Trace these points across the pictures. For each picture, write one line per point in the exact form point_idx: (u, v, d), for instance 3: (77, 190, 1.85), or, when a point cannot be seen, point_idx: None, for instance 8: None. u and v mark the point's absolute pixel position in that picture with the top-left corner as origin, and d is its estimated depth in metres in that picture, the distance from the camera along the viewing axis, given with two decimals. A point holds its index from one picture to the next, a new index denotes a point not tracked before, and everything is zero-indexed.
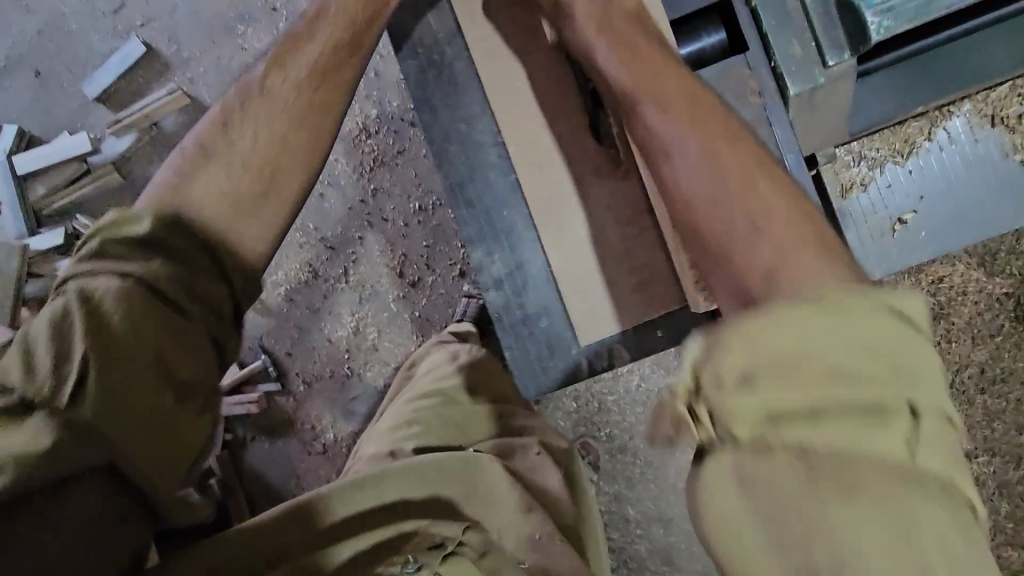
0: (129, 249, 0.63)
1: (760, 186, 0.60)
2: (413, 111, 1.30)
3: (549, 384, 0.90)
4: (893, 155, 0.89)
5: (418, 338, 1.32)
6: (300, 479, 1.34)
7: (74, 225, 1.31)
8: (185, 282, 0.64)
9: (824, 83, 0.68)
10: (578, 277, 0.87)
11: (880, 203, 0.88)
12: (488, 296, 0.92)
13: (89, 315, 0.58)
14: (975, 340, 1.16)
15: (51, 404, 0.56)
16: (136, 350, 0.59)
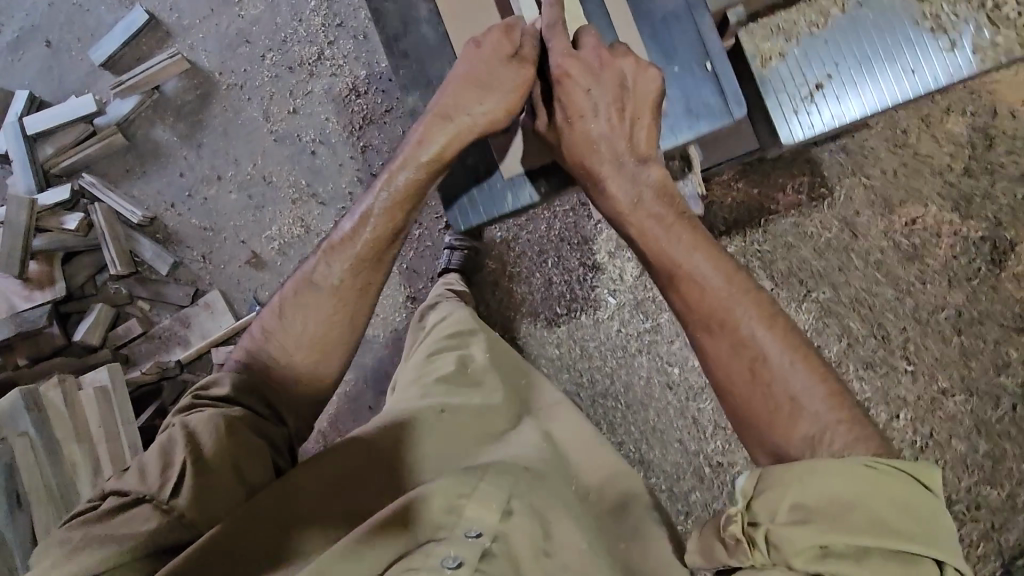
0: (214, 404, 0.76)
1: (700, 252, 0.78)
2: None
3: (475, 212, 0.93)
4: (812, 25, 0.87)
5: (406, 289, 1.36)
6: None
7: (79, 182, 1.39)
8: (254, 418, 0.76)
9: None
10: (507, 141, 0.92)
11: (800, 70, 0.87)
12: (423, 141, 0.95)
13: (189, 441, 0.70)
14: (950, 282, 1.16)
15: (156, 496, 0.68)
16: (217, 464, 0.70)
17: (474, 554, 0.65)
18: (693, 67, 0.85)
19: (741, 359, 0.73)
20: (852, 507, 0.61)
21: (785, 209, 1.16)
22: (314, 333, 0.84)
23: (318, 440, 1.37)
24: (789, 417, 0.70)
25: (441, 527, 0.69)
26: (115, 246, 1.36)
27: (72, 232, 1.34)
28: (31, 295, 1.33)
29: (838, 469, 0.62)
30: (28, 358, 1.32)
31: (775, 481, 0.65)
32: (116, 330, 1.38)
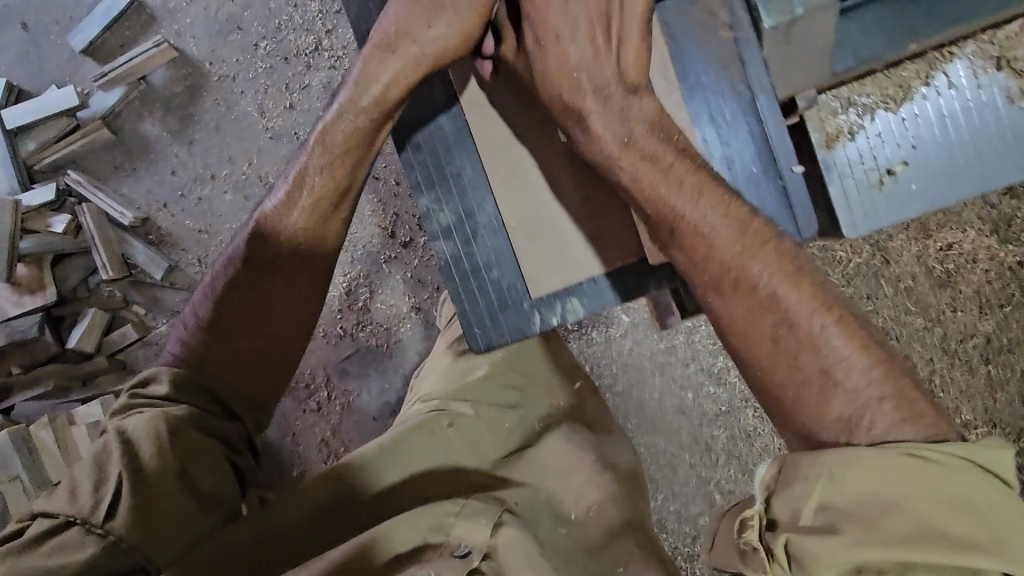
0: (154, 403, 0.72)
1: (702, 195, 0.67)
2: None
3: (500, 335, 0.82)
4: (885, 101, 0.83)
5: (410, 300, 1.31)
6: (296, 436, 1.36)
7: (65, 180, 1.31)
8: (201, 416, 0.71)
9: (802, 13, 0.68)
10: (531, 233, 0.81)
11: (869, 152, 0.82)
12: (436, 245, 0.83)
13: (124, 448, 0.66)
14: (982, 309, 1.11)
15: (88, 520, 0.63)
16: (161, 473, 0.66)
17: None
18: (757, 175, 0.75)
19: (761, 326, 0.65)
20: (894, 502, 0.54)
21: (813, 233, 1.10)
22: (254, 305, 0.77)
23: (322, 450, 1.35)
24: (820, 394, 0.63)
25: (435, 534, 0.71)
26: (106, 250, 1.29)
27: (60, 236, 1.28)
28: (20, 301, 1.28)
29: (881, 461, 0.56)
30: (21, 366, 1.28)
31: (802, 475, 0.59)
32: (111, 336, 1.34)
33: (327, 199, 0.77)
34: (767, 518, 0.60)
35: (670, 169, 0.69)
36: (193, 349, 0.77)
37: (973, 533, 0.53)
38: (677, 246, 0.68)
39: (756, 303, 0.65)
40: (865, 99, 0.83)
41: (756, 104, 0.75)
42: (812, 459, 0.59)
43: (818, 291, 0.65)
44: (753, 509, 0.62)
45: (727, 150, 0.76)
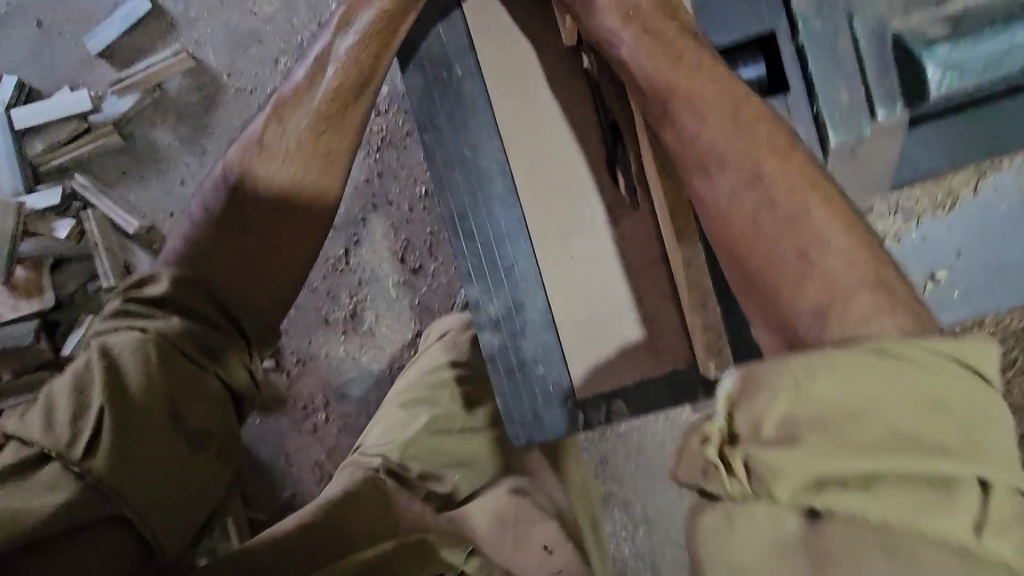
0: (146, 312, 0.73)
1: (710, 115, 0.71)
2: None
3: (542, 432, 0.87)
4: (934, 208, 0.95)
5: (416, 326, 1.30)
6: (290, 457, 1.34)
7: (71, 184, 1.28)
8: (197, 333, 0.72)
9: (870, 134, 0.71)
10: (580, 329, 0.90)
11: (915, 257, 0.95)
12: (484, 336, 0.87)
13: (107, 372, 0.66)
14: None
15: (66, 454, 0.63)
16: (149, 407, 0.66)
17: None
18: None
19: (772, 213, 0.68)
20: (868, 408, 0.45)
21: None
22: (286, 172, 0.82)
23: (316, 472, 1.33)
24: (800, 279, 0.64)
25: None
26: (107, 258, 1.27)
27: (63, 241, 1.26)
28: (16, 304, 1.25)
29: (865, 365, 0.46)
30: (12, 371, 1.25)
31: (762, 384, 0.48)
32: None
33: (371, 45, 0.83)
34: (729, 436, 0.49)
35: (694, 75, 0.72)
36: (197, 245, 0.80)
37: (1011, 551, 0.43)
38: (666, 128, 0.73)
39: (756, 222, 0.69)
40: (913, 204, 0.96)
41: None
42: (777, 364, 0.48)
43: (811, 173, 0.68)
44: (715, 425, 0.50)
45: None
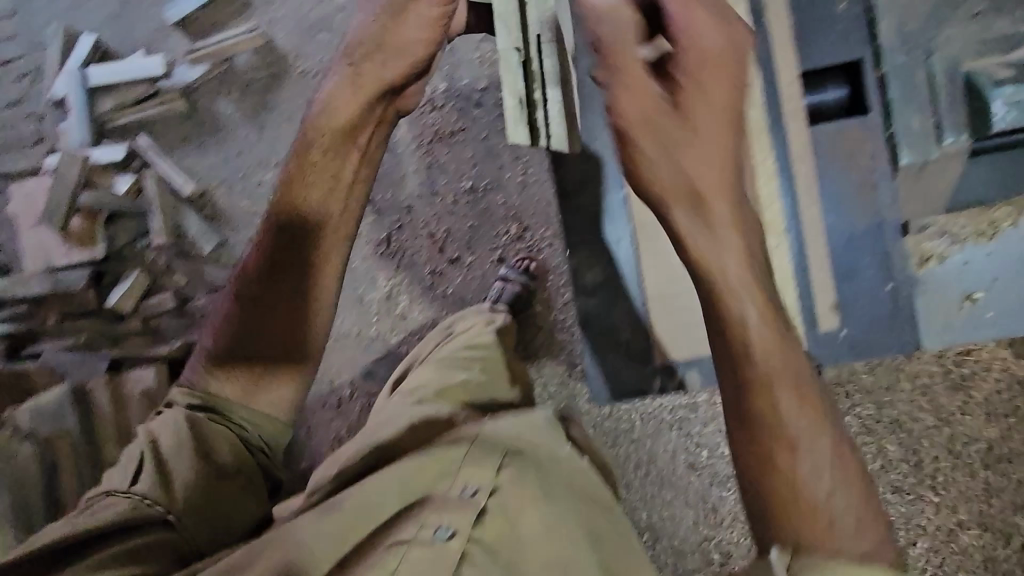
0: (195, 406, 0.87)
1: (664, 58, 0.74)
2: (482, 92, 1.32)
3: (621, 387, 0.96)
4: (978, 234, 0.95)
5: (446, 315, 1.34)
6: (310, 428, 1.38)
7: (134, 143, 1.35)
8: (266, 271, 0.86)
9: (935, 157, 0.85)
10: (666, 300, 0.93)
11: (953, 278, 0.93)
12: (579, 297, 0.95)
13: (192, 439, 0.82)
14: (989, 416, 1.16)
15: (138, 503, 0.76)
16: (224, 467, 0.82)
17: (465, 524, 0.74)
18: (874, 289, 0.85)
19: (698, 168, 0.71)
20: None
21: None
22: (332, 185, 0.89)
23: (334, 446, 1.37)
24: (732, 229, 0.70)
25: (440, 485, 0.79)
26: (161, 216, 1.32)
27: (120, 195, 1.31)
28: (70, 252, 1.30)
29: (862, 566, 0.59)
30: (58, 315, 1.30)
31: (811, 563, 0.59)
32: (148, 300, 1.35)
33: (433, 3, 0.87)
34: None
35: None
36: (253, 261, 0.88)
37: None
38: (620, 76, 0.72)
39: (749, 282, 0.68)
40: (960, 229, 0.96)
41: (884, 226, 0.84)
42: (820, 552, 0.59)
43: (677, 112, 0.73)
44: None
45: (851, 264, 0.85)
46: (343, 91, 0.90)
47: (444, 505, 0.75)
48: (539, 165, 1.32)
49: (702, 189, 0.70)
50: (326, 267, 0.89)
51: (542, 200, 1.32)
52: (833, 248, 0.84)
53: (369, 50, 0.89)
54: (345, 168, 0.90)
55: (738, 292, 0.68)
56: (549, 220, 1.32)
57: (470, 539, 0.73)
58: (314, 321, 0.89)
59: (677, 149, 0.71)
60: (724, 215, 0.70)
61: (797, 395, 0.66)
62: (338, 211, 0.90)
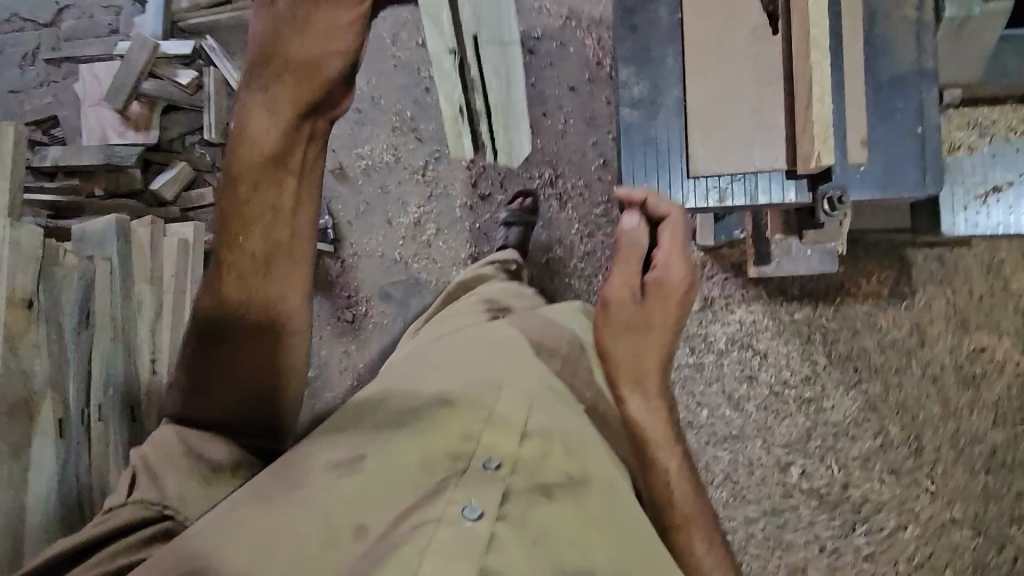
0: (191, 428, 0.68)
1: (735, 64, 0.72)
2: (536, 39, 1.37)
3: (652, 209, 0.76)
4: (1009, 130, 0.92)
5: (470, 249, 1.38)
6: (323, 339, 1.42)
7: (202, 43, 1.41)
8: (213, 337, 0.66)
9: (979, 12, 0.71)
10: (707, 116, 0.73)
11: (981, 168, 0.92)
12: (620, 113, 0.76)
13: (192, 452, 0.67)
14: (997, 420, 1.13)
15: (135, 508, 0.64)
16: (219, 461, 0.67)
17: (494, 504, 0.61)
18: (907, 130, 0.71)
19: (649, 318, 0.91)
20: None
21: (861, 297, 1.15)
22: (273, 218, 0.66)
23: (342, 359, 1.41)
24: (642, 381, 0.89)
25: (459, 459, 0.66)
26: (215, 113, 1.38)
27: (182, 88, 1.38)
28: (125, 134, 1.37)
29: None
30: (103, 190, 1.37)
31: None
32: (189, 192, 1.41)
33: None
34: None
35: None
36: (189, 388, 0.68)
37: None
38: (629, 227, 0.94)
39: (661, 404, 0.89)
40: (988, 121, 0.92)
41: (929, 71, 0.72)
42: None
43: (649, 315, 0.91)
44: None
45: (889, 108, 0.72)
46: (260, 97, 0.64)
47: (468, 480, 0.63)
48: (581, 117, 1.35)
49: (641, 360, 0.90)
50: (288, 292, 0.67)
51: (580, 150, 1.35)
52: (873, 84, 0.72)
53: (264, 7, 0.63)
54: (284, 197, 0.66)
55: (646, 416, 0.88)
56: (584, 171, 1.35)
57: (497, 517, 0.61)
58: (287, 360, 0.68)
59: (622, 335, 0.92)
60: (656, 392, 0.89)
61: (677, 469, 0.87)
62: (289, 236, 0.67)
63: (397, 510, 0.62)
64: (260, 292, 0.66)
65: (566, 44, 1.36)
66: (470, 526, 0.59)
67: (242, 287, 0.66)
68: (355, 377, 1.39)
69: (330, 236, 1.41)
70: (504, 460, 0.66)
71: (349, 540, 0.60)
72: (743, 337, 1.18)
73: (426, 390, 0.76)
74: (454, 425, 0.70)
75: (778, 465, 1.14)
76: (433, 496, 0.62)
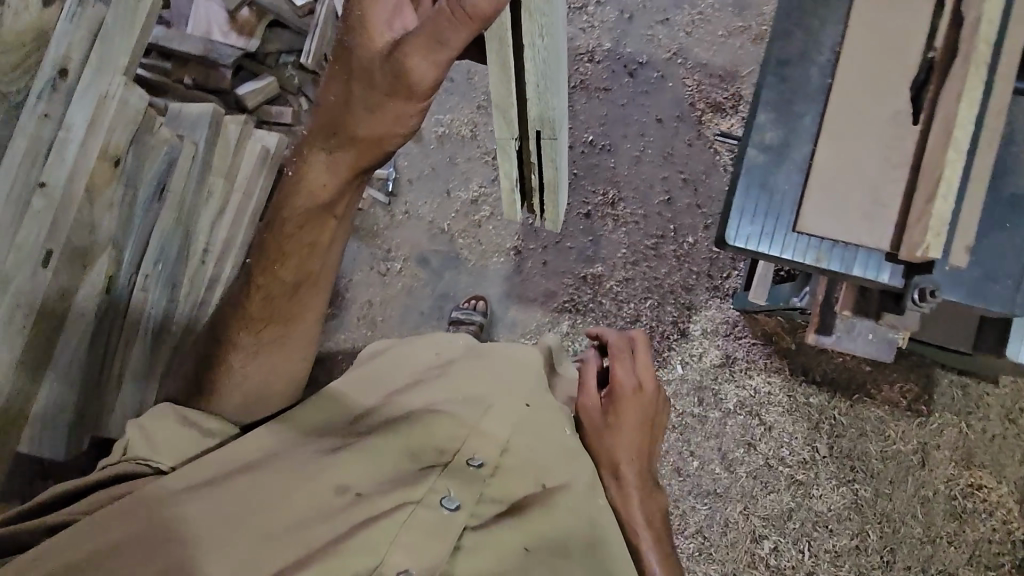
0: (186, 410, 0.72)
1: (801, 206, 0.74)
2: (639, 64, 1.39)
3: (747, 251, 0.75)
4: None
5: (517, 240, 1.39)
6: (349, 284, 1.43)
7: None
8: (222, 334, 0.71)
9: None
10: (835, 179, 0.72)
11: None
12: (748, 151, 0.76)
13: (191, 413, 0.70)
14: (972, 559, 1.13)
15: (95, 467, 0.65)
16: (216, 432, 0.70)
17: (471, 499, 0.68)
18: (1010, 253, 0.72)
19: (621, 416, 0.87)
20: None
21: (879, 400, 1.16)
22: (305, 245, 0.68)
23: (363, 308, 1.42)
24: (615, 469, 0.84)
25: (445, 452, 0.72)
26: (317, 42, 1.41)
27: (295, 9, 1.40)
28: (228, 35, 1.40)
29: None
30: (191, 81, 1.40)
31: None
32: (269, 107, 1.44)
33: None
34: None
35: None
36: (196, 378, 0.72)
37: None
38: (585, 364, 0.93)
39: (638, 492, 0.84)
40: None
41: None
42: None
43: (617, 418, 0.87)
44: None
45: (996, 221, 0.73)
46: (327, 161, 0.62)
47: (452, 473, 0.69)
48: (660, 150, 1.37)
49: (612, 452, 0.85)
50: (306, 317, 0.73)
51: (648, 181, 1.37)
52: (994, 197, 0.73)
53: (334, 74, 0.58)
54: (323, 235, 0.68)
55: (630, 503, 0.83)
56: (646, 202, 1.36)
57: (471, 515, 0.67)
58: (299, 367, 0.75)
59: (601, 432, 0.86)
60: (633, 473, 0.84)
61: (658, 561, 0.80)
62: (321, 266, 0.70)
63: (379, 484, 0.67)
64: (286, 313, 0.71)
65: (666, 77, 1.38)
66: (448, 514, 0.65)
67: (265, 311, 0.70)
68: (370, 328, 1.41)
69: (387, 188, 1.44)
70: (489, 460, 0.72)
71: (331, 493, 0.64)
72: (752, 405, 1.20)
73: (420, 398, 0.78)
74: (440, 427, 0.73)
75: (752, 536, 1.15)
76: (417, 483, 0.67)
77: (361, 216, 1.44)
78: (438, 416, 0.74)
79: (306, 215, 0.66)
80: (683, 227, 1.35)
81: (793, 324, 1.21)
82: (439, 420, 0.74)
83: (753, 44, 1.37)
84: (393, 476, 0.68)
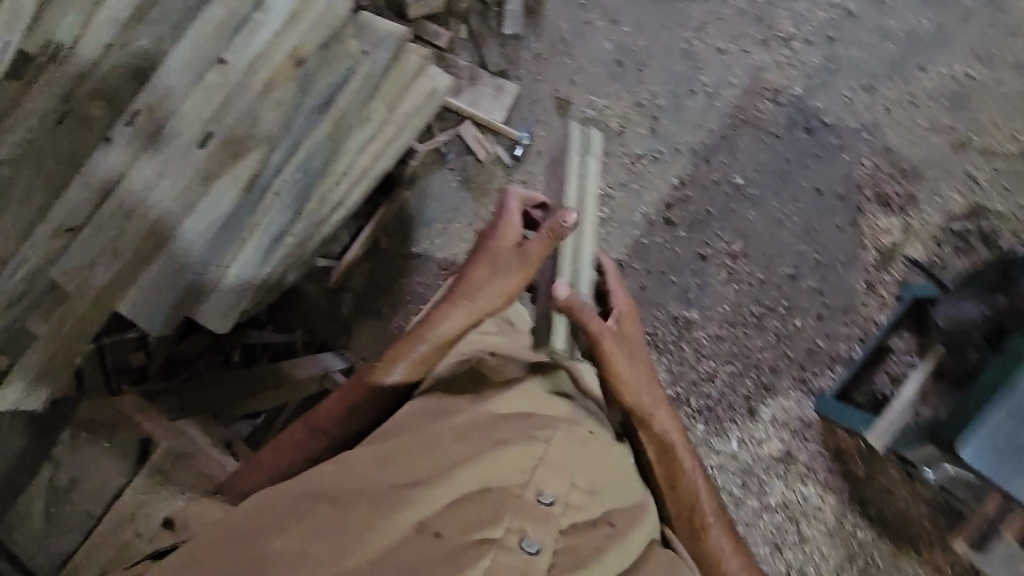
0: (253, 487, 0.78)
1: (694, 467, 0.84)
2: (823, 124, 1.27)
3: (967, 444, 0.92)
4: None
5: (623, 254, 1.33)
6: (445, 230, 1.40)
7: None
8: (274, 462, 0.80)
9: None
10: None
11: None
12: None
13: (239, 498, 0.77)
14: None
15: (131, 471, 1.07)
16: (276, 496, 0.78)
17: (550, 539, 0.59)
18: None
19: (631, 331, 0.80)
20: None
21: (925, 559, 1.12)
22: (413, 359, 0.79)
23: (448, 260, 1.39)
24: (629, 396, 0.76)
25: (515, 486, 0.63)
26: None
27: None
28: None
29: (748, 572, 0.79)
30: None
31: None
32: (428, 24, 1.37)
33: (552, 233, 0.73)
34: None
35: None
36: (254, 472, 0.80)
37: None
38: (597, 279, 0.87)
39: (665, 414, 0.82)
40: None
41: None
42: None
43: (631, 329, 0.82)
44: None
45: None
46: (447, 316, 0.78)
47: (525, 509, 0.60)
48: (804, 221, 1.27)
49: (621, 392, 0.76)
50: (400, 385, 0.80)
51: (779, 248, 1.28)
52: None
53: (483, 260, 0.78)
54: (419, 350, 0.79)
55: (660, 426, 0.80)
56: (767, 268, 1.28)
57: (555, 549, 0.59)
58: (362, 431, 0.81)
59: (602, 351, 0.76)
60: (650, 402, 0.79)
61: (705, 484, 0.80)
62: (405, 378, 0.80)
63: (447, 505, 0.60)
64: (364, 398, 0.80)
65: (844, 149, 1.27)
66: (529, 556, 0.57)
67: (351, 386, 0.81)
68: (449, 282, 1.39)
69: (515, 151, 1.38)
70: (557, 496, 0.63)
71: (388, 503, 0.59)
72: (794, 510, 1.18)
73: (472, 412, 0.74)
74: (486, 430, 0.69)
75: None
76: (494, 516, 0.59)
77: (479, 169, 1.39)
78: (507, 444, 0.67)
79: (411, 359, 0.79)
80: (794, 308, 1.27)
81: (872, 454, 1.15)
82: (517, 439, 0.68)
83: (953, 148, 1.23)
84: (449, 502, 0.61)
